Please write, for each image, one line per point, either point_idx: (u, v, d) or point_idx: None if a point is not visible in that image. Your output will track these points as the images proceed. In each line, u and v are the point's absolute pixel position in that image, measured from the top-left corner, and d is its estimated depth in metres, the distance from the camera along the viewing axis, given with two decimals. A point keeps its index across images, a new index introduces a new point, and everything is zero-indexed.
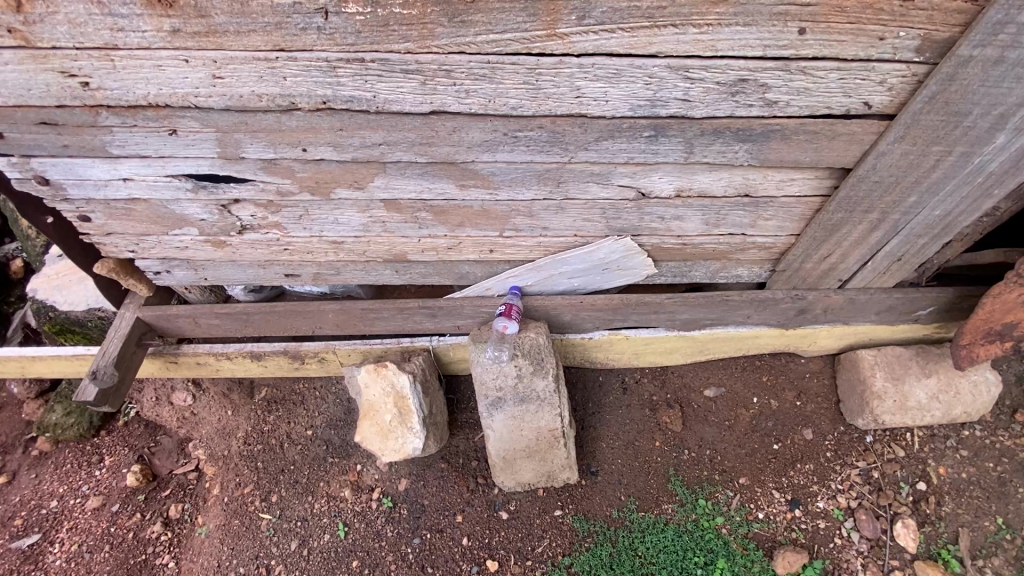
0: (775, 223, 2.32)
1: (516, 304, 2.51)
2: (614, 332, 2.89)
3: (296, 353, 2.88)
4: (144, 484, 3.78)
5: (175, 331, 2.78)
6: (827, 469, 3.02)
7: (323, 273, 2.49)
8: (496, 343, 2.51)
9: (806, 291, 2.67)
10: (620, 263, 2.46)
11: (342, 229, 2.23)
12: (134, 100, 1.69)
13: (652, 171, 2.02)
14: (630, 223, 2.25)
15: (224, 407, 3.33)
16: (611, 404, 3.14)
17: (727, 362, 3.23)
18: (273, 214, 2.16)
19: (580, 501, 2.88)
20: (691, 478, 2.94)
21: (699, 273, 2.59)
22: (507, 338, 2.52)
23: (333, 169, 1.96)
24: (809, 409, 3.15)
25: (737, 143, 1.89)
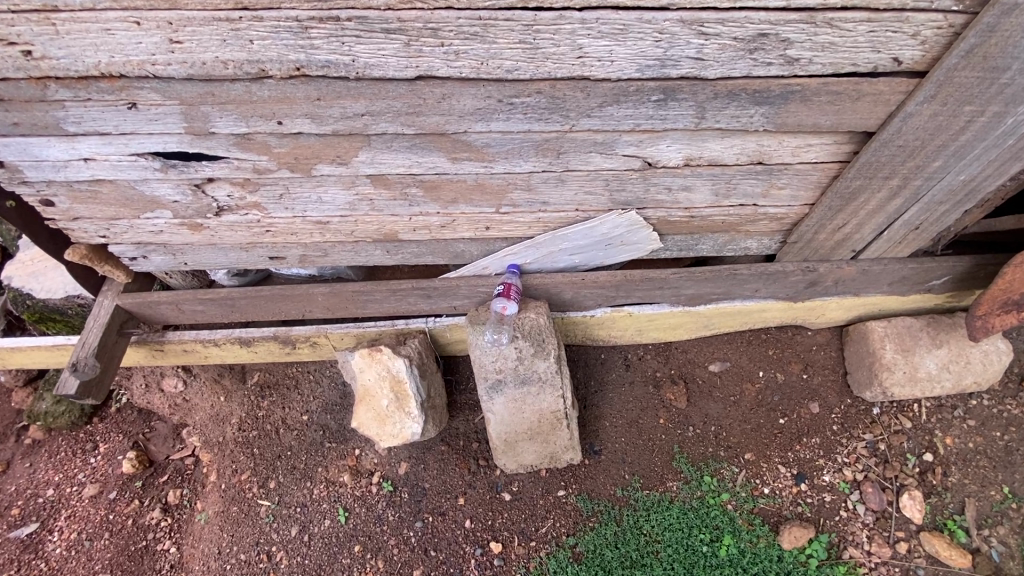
0: (789, 192, 2.17)
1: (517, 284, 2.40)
2: (616, 309, 2.78)
3: (286, 337, 2.76)
4: (141, 470, 3.73)
5: (159, 319, 2.66)
6: (834, 443, 2.98)
7: (311, 255, 2.36)
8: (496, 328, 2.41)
9: (817, 263, 2.55)
10: (624, 238, 2.32)
11: (326, 208, 2.08)
12: (84, 70, 1.51)
13: (659, 139, 1.86)
14: (634, 195, 2.10)
15: (217, 394, 3.24)
16: (615, 382, 3.04)
17: (732, 336, 3.12)
18: (251, 193, 2.00)
19: (584, 480, 2.83)
20: (696, 455, 2.88)
21: (706, 246, 2.47)
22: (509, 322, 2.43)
23: (313, 143, 1.79)
24: (816, 382, 3.08)
25: (753, 106, 1.73)
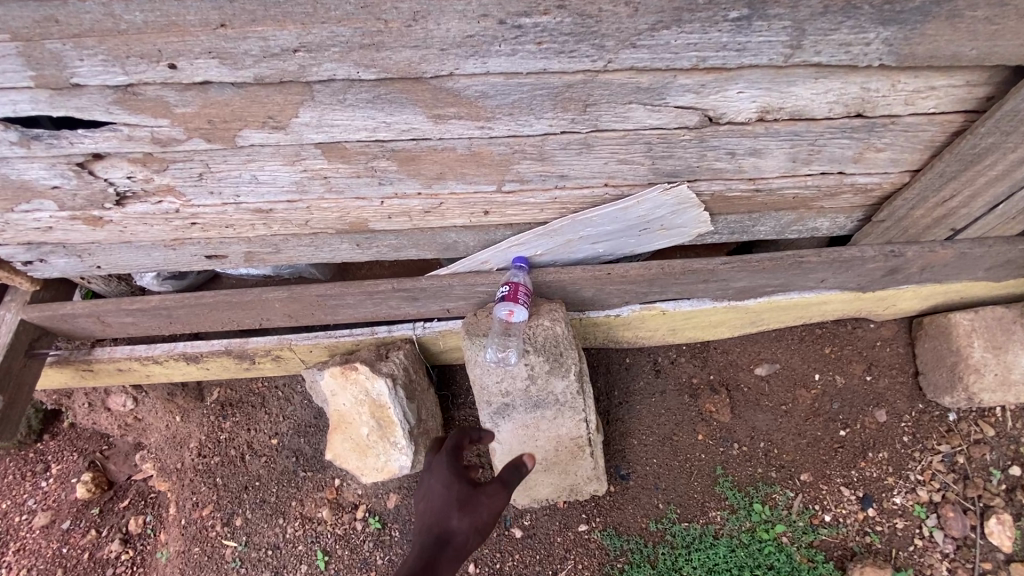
0: (889, 155, 1.62)
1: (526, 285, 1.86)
2: (647, 306, 2.25)
3: (242, 351, 2.24)
4: (98, 495, 3.26)
5: (81, 333, 2.14)
6: (904, 457, 2.50)
7: (259, 252, 1.82)
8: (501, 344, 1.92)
9: (905, 246, 2.00)
10: (666, 221, 1.77)
11: (266, 191, 1.52)
12: None
13: (729, 81, 1.30)
14: (684, 164, 1.55)
15: (172, 413, 2.74)
16: (643, 392, 2.54)
17: (781, 332, 2.60)
18: (159, 173, 1.44)
19: (610, 512, 2.36)
20: (743, 478, 2.41)
21: (766, 228, 1.93)
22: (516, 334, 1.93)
23: (231, 99, 1.24)
24: (881, 385, 2.59)
25: (870, 25, 1.19)
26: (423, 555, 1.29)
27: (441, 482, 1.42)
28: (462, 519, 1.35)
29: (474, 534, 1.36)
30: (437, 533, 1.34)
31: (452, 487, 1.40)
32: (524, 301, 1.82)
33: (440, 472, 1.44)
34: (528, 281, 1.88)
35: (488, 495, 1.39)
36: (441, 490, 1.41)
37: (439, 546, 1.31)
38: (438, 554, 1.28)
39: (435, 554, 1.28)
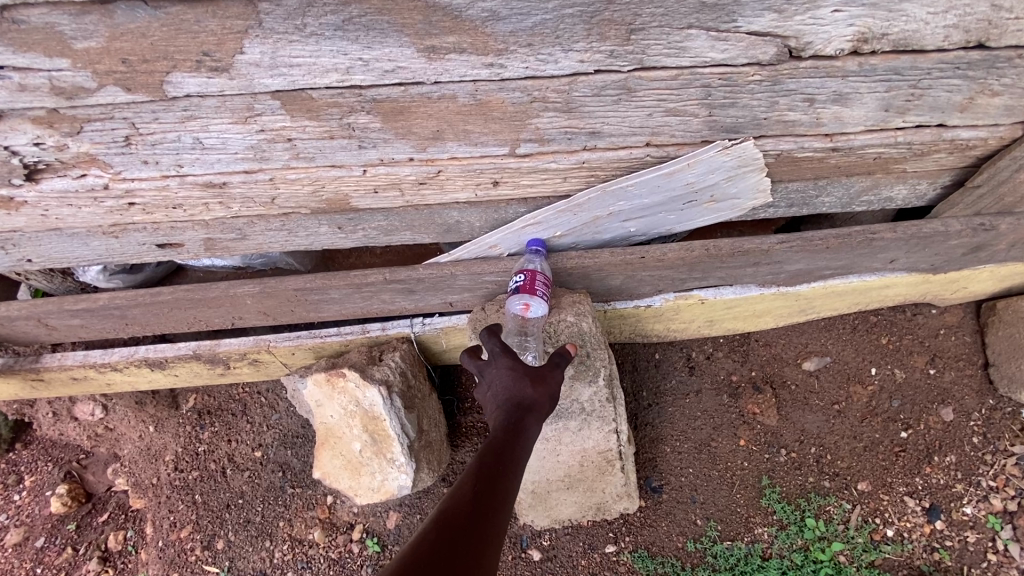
0: (1006, 100, 1.28)
1: (544, 273, 1.53)
2: (683, 295, 1.92)
3: (212, 356, 1.93)
4: (74, 509, 2.99)
5: (24, 337, 1.83)
6: (974, 461, 2.19)
7: (219, 239, 1.50)
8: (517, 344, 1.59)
9: (999, 217, 1.65)
10: (717, 192, 1.44)
11: (216, 160, 1.20)
12: None
13: None
14: (748, 115, 1.21)
15: (144, 423, 2.45)
16: (675, 392, 2.23)
17: (832, 321, 2.28)
18: (73, 138, 1.12)
19: (641, 530, 2.07)
20: (792, 489, 2.11)
21: (834, 199, 1.59)
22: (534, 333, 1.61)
23: (151, 26, 0.92)
24: (947, 379, 2.27)
25: None
26: (501, 428, 1.14)
27: (499, 363, 1.28)
28: (534, 389, 1.22)
29: (547, 403, 1.23)
30: (511, 406, 1.19)
31: (517, 363, 1.26)
32: (543, 293, 1.49)
33: (500, 358, 1.28)
34: (546, 269, 1.55)
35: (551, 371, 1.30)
36: (504, 367, 1.26)
37: (516, 416, 1.17)
38: (519, 423, 1.15)
39: (512, 422, 1.16)
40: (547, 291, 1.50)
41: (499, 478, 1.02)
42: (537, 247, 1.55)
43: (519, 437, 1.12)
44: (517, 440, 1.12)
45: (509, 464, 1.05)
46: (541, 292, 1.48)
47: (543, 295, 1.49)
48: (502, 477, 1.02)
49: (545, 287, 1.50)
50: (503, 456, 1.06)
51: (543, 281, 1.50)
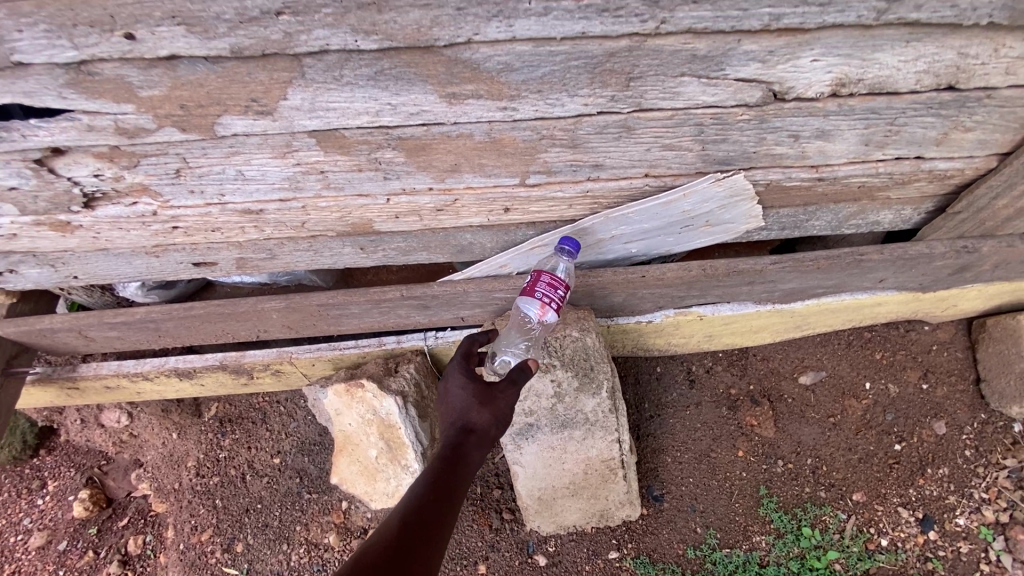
0: (978, 135, 1.39)
1: (559, 279, 1.50)
2: (683, 311, 2.03)
3: (238, 366, 2.05)
4: (96, 513, 3.10)
5: (64, 347, 1.96)
6: (967, 474, 2.27)
7: (251, 258, 1.62)
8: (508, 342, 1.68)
9: (980, 240, 1.76)
10: (713, 217, 1.55)
11: (255, 190, 1.32)
12: None
13: (804, 44, 1.08)
14: (739, 149, 1.33)
15: (168, 430, 2.57)
16: (676, 404, 2.32)
17: (827, 337, 2.38)
18: (130, 170, 1.25)
19: (643, 537, 2.15)
20: (789, 499, 2.19)
21: (824, 222, 1.69)
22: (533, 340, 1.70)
23: (204, 78, 1.03)
24: (939, 394, 2.35)
25: None
26: (447, 454, 1.26)
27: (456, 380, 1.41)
28: (481, 412, 1.34)
29: (494, 429, 1.34)
30: (458, 432, 1.31)
31: (468, 384, 1.38)
32: (542, 300, 1.48)
33: (453, 378, 1.40)
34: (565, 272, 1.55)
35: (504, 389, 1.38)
36: (459, 388, 1.38)
37: (462, 442, 1.28)
38: (463, 452, 1.26)
39: (458, 449, 1.27)
40: (549, 300, 1.48)
41: (440, 504, 1.12)
42: (571, 249, 1.52)
43: (462, 464, 1.24)
44: (459, 467, 1.23)
45: (451, 491, 1.16)
46: (541, 299, 1.48)
47: (543, 302, 1.48)
48: (443, 502, 1.13)
49: (550, 295, 1.48)
50: (445, 483, 1.17)
51: (553, 287, 1.48)
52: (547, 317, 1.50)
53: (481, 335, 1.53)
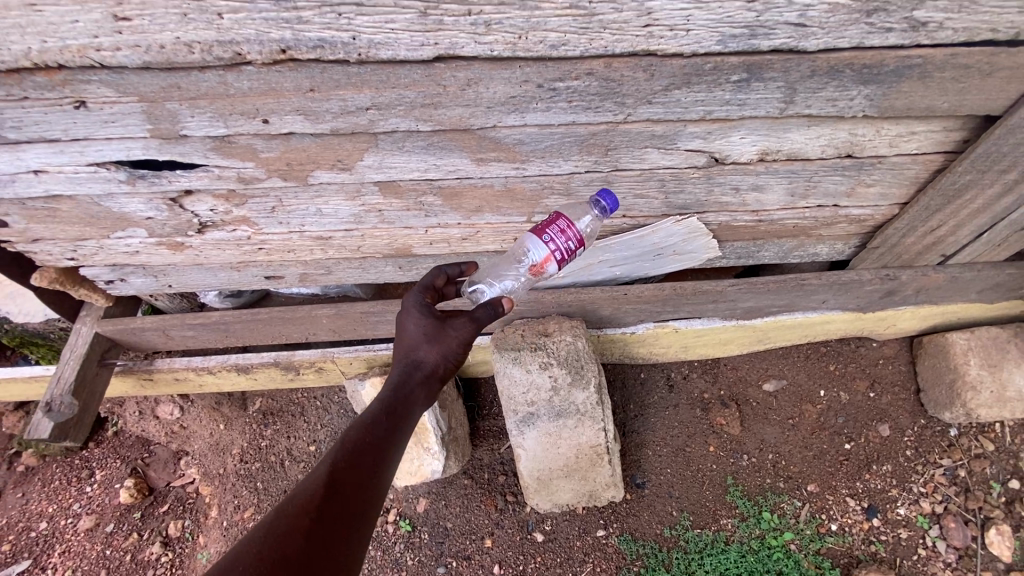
0: (879, 190, 1.82)
1: (574, 228, 1.43)
2: (660, 325, 2.43)
3: (288, 363, 2.45)
4: (140, 500, 3.41)
5: (147, 344, 2.37)
6: (908, 471, 2.63)
7: (312, 273, 2.04)
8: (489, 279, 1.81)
9: (899, 270, 2.17)
10: (678, 248, 1.97)
11: (327, 222, 1.75)
12: (11, 60, 1.16)
13: (733, 128, 1.50)
14: (694, 198, 1.75)
15: (215, 422, 2.96)
16: (657, 405, 2.71)
17: (788, 351, 2.77)
18: (238, 206, 1.67)
19: (626, 518, 2.51)
20: (752, 487, 2.55)
21: (771, 253, 2.11)
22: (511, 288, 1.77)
23: (308, 146, 1.46)
24: (884, 401, 2.72)
25: (857, 85, 1.37)
26: (394, 393, 1.33)
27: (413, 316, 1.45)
28: (432, 352, 1.40)
29: (443, 365, 1.41)
30: (408, 369, 1.38)
31: (423, 320, 1.41)
32: (548, 243, 1.42)
33: (410, 312, 1.43)
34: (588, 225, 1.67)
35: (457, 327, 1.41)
36: (415, 323, 1.42)
37: (410, 381, 1.36)
38: (410, 392, 1.35)
39: (404, 387, 1.35)
40: (554, 246, 1.41)
41: (381, 445, 1.23)
42: (606, 204, 1.53)
43: (407, 404, 1.33)
44: (404, 407, 1.32)
45: (393, 432, 1.27)
46: (548, 241, 1.42)
47: (548, 245, 1.42)
48: (385, 443, 1.24)
49: (557, 241, 1.42)
50: (388, 425, 1.26)
51: (565, 235, 1.42)
52: (548, 263, 1.43)
53: (451, 271, 1.54)
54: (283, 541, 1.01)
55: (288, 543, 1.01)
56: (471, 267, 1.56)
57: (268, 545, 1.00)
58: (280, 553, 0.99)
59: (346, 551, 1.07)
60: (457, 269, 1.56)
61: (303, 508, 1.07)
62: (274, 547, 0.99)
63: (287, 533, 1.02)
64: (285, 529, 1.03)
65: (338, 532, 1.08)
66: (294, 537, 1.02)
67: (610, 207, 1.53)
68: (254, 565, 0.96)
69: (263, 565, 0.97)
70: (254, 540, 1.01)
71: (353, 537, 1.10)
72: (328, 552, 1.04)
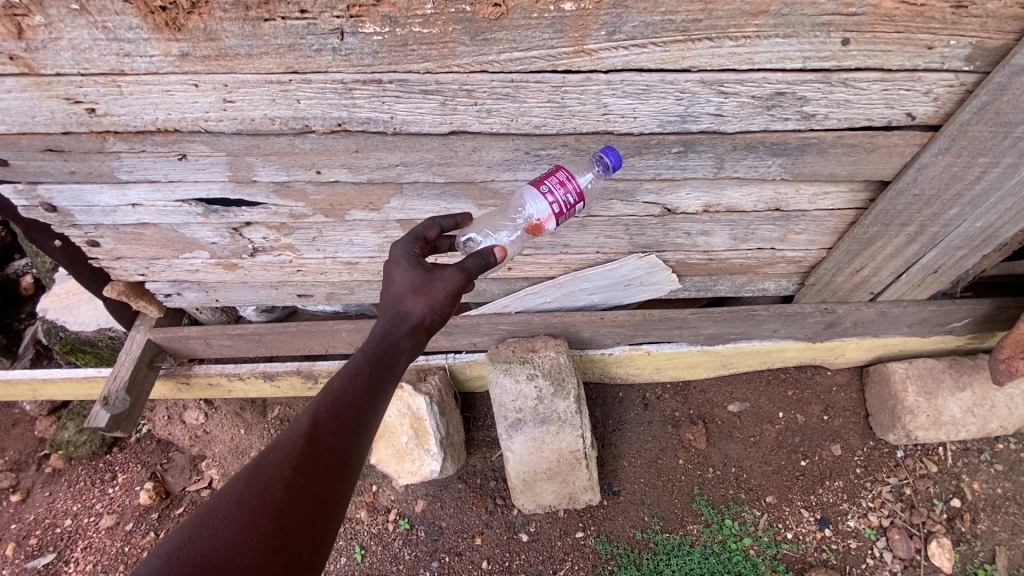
0: (806, 237, 2.22)
1: (574, 180, 1.47)
2: (634, 347, 2.80)
3: (309, 372, 2.81)
4: (158, 501, 3.49)
5: (188, 352, 2.71)
6: (857, 487, 2.89)
7: (337, 293, 2.43)
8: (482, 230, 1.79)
9: (836, 304, 2.54)
10: (643, 279, 2.40)
11: (356, 250, 2.16)
12: (142, 126, 1.59)
13: (679, 187, 1.93)
14: (654, 239, 2.18)
15: (237, 426, 3.30)
16: (633, 421, 3.04)
17: (751, 376, 3.12)
18: (286, 236, 2.09)
19: (602, 522, 2.80)
20: (717, 497, 2.85)
21: (725, 287, 2.50)
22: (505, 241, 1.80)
23: (348, 191, 1.88)
24: (837, 423, 3.03)
25: (771, 157, 1.79)
26: (379, 343, 1.31)
27: (403, 266, 1.42)
28: (420, 303, 1.36)
29: (430, 316, 1.38)
30: (394, 320, 1.35)
31: (412, 271, 1.40)
32: (546, 195, 1.44)
33: (401, 264, 1.43)
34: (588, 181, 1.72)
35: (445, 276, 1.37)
36: (404, 274, 1.41)
37: (396, 332, 1.33)
38: (397, 342, 1.32)
39: (390, 337, 1.32)
40: (553, 198, 1.44)
41: (364, 398, 1.21)
42: (610, 161, 1.57)
43: (394, 356, 1.30)
44: (391, 360, 1.29)
45: (378, 384, 1.24)
46: (547, 193, 1.44)
47: (548, 198, 1.44)
48: (369, 396, 1.22)
49: (556, 194, 1.45)
50: (372, 376, 1.24)
51: (564, 187, 1.46)
52: (547, 213, 1.45)
53: (446, 224, 1.57)
54: (264, 491, 1.05)
55: (269, 493, 1.05)
56: (465, 219, 1.62)
57: (250, 493, 1.04)
58: (262, 501, 1.04)
59: (328, 500, 1.11)
60: (452, 221, 1.60)
61: (284, 459, 1.09)
62: (255, 496, 1.04)
63: (268, 483, 1.06)
64: (266, 479, 1.06)
65: (319, 484, 1.11)
66: (276, 487, 1.06)
67: (613, 163, 1.58)
68: (237, 512, 1.02)
69: (245, 512, 1.02)
70: (236, 488, 1.05)
71: (335, 488, 1.13)
72: (309, 502, 1.08)
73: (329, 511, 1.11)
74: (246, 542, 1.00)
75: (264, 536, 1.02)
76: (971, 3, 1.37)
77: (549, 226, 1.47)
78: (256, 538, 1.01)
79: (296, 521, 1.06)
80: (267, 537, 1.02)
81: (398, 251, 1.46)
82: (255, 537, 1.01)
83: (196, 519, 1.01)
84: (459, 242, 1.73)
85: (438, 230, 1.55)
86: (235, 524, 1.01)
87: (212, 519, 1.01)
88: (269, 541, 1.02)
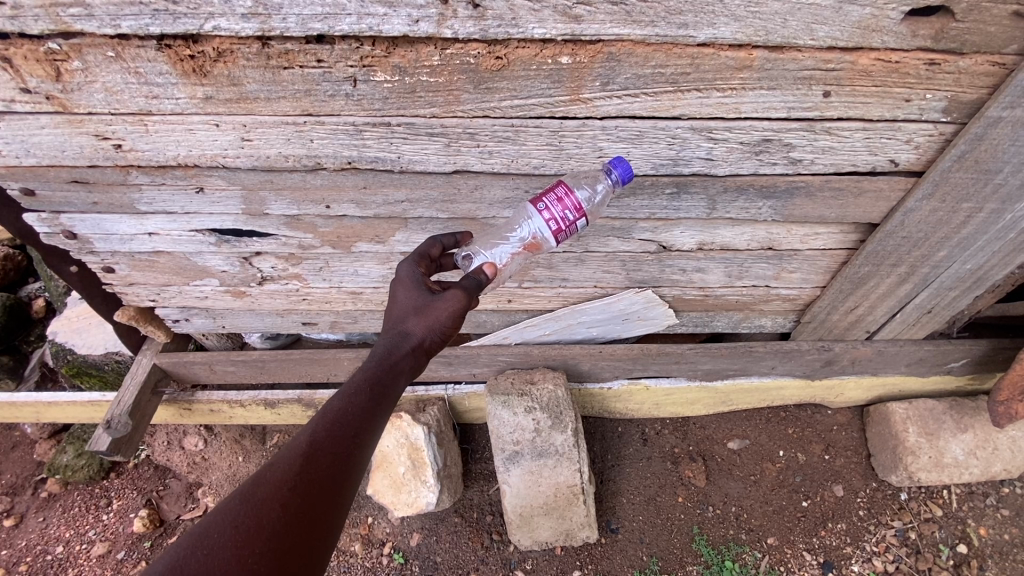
0: (800, 275, 2.27)
1: (574, 199, 1.49)
2: (633, 382, 2.82)
3: (309, 401, 2.84)
4: (151, 530, 3.45)
5: (191, 377, 2.75)
6: (861, 530, 2.82)
7: (341, 321, 2.48)
8: (482, 248, 1.84)
9: (832, 342, 2.56)
10: (641, 314, 2.45)
11: (362, 280, 2.23)
12: (165, 161, 1.69)
13: (674, 226, 2.00)
14: (651, 275, 2.24)
15: (235, 453, 3.31)
16: (633, 456, 3.04)
17: (750, 413, 3.11)
18: (294, 265, 2.16)
19: (600, 560, 2.77)
20: (716, 538, 2.81)
21: (721, 323, 2.54)
22: (503, 260, 1.79)
23: (356, 225, 1.97)
24: (838, 463, 2.97)
25: (761, 200, 1.86)
26: (380, 364, 1.35)
27: (406, 288, 1.49)
28: (419, 325, 1.41)
29: (428, 338, 1.42)
30: (395, 340, 1.40)
31: (416, 293, 1.46)
32: (543, 212, 1.49)
33: (405, 285, 1.49)
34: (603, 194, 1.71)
35: (445, 302, 1.42)
36: (408, 294, 1.47)
37: (397, 352, 1.38)
38: (397, 363, 1.37)
39: (391, 357, 1.37)
40: (549, 215, 1.48)
41: (363, 419, 1.24)
42: (618, 174, 1.57)
43: (393, 377, 1.34)
44: (389, 381, 1.33)
45: (376, 405, 1.28)
46: (544, 211, 1.49)
47: (545, 216, 1.49)
48: (366, 418, 1.25)
49: (553, 210, 1.48)
50: (371, 398, 1.28)
51: (562, 204, 1.49)
52: (549, 228, 1.50)
53: (446, 241, 1.68)
54: (261, 511, 1.06)
55: (266, 513, 1.06)
56: (465, 237, 1.71)
57: (245, 513, 1.05)
58: (258, 522, 1.05)
59: (321, 524, 1.13)
60: (452, 239, 1.70)
61: (281, 479, 1.11)
62: (251, 516, 1.05)
63: (265, 504, 1.07)
64: (262, 499, 1.07)
65: (314, 507, 1.12)
66: (271, 508, 1.07)
67: (622, 176, 1.57)
68: (232, 532, 1.02)
69: (241, 532, 1.03)
70: (232, 507, 1.06)
71: (329, 511, 1.15)
72: (304, 523, 1.10)
73: (322, 534, 1.12)
74: (239, 564, 1.00)
75: (257, 558, 1.02)
76: (943, 61, 1.46)
77: (550, 241, 1.52)
78: (249, 560, 1.01)
79: (289, 544, 1.06)
80: (261, 558, 1.02)
81: (402, 272, 1.53)
82: (248, 558, 1.01)
83: (189, 538, 1.00)
84: (457, 259, 1.83)
85: (440, 248, 1.65)
86: (230, 545, 1.01)
87: (206, 539, 1.01)
88: (262, 562, 1.02)
